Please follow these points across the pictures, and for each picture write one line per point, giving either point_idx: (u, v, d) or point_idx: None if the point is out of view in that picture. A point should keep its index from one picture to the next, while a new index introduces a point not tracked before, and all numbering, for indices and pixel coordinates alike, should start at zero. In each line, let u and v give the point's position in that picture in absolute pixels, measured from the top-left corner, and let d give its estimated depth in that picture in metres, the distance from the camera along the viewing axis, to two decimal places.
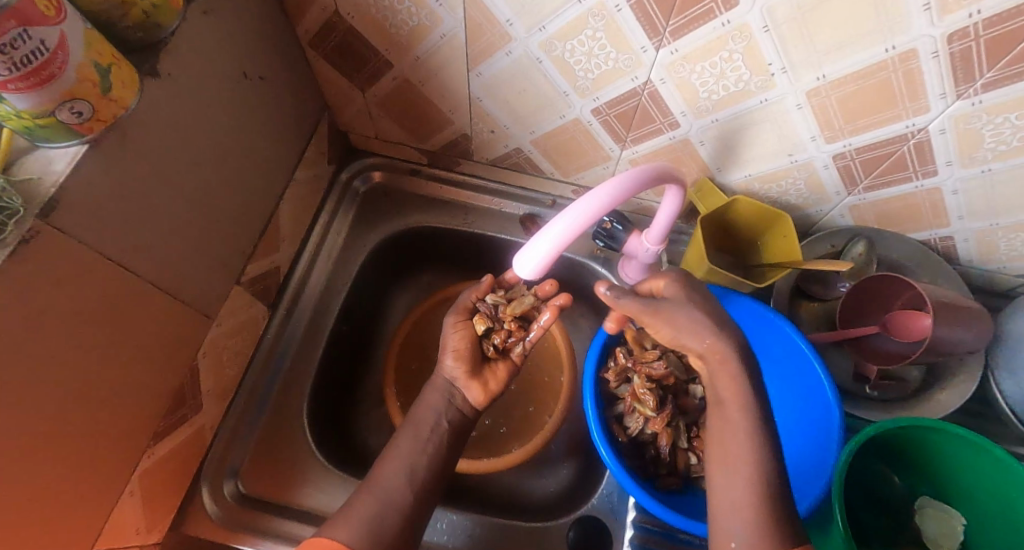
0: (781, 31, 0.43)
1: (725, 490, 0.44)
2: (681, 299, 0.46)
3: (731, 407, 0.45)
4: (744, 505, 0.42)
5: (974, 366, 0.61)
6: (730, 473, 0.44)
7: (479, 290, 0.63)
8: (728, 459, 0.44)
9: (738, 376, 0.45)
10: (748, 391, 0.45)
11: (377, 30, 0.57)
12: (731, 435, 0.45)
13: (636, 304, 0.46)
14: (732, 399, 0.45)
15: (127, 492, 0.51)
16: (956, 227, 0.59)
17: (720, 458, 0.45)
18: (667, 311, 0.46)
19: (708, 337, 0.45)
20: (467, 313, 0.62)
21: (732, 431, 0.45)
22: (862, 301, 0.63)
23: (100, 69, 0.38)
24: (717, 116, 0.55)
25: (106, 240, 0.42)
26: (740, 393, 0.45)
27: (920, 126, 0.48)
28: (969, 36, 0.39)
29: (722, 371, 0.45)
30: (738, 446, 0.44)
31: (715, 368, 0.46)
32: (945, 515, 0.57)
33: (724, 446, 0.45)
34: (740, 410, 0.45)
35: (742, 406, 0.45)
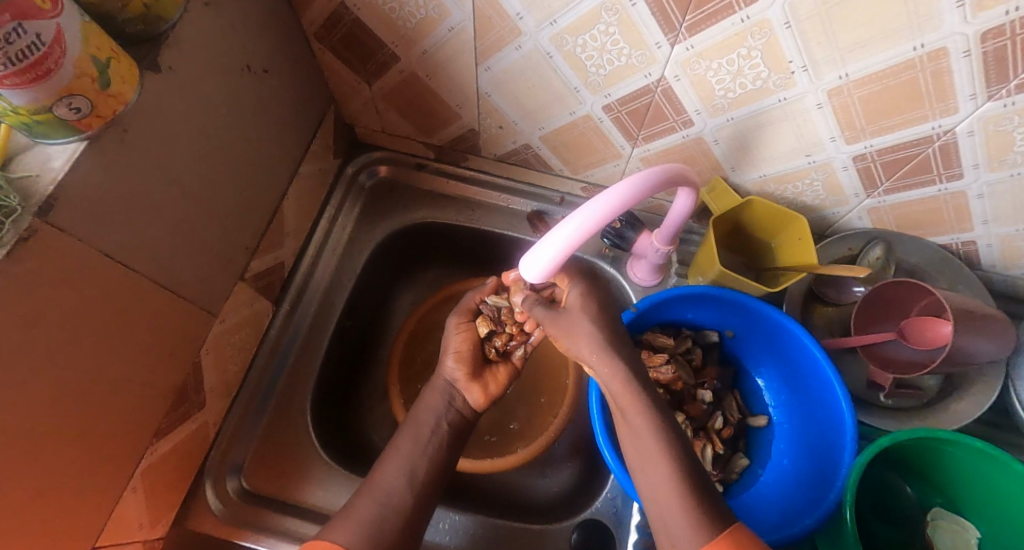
0: (804, 28, 0.42)
1: (656, 495, 0.45)
2: (579, 310, 0.51)
3: (631, 413, 0.47)
4: (679, 509, 0.43)
5: (993, 376, 0.59)
6: (656, 477, 0.45)
7: (484, 291, 0.62)
8: (647, 462, 0.45)
9: (630, 381, 0.47)
10: (643, 397, 0.47)
11: (383, 22, 0.56)
12: (639, 440, 0.46)
13: (544, 312, 0.52)
14: (629, 406, 0.47)
15: (130, 488, 0.51)
16: (980, 232, 0.57)
17: (641, 465, 0.46)
18: (565, 322, 0.51)
19: (595, 350, 0.49)
20: (470, 315, 0.62)
21: (642, 437, 0.46)
22: (878, 306, 0.61)
23: (99, 64, 0.37)
24: (733, 115, 0.53)
25: (107, 237, 0.41)
26: (639, 399, 0.47)
27: (947, 128, 0.46)
28: (1004, 35, 0.37)
29: (615, 381, 0.48)
30: (647, 447, 0.45)
31: (606, 377, 0.48)
32: (957, 527, 0.56)
33: (640, 453, 0.46)
34: (639, 412, 0.46)
35: (642, 410, 0.46)
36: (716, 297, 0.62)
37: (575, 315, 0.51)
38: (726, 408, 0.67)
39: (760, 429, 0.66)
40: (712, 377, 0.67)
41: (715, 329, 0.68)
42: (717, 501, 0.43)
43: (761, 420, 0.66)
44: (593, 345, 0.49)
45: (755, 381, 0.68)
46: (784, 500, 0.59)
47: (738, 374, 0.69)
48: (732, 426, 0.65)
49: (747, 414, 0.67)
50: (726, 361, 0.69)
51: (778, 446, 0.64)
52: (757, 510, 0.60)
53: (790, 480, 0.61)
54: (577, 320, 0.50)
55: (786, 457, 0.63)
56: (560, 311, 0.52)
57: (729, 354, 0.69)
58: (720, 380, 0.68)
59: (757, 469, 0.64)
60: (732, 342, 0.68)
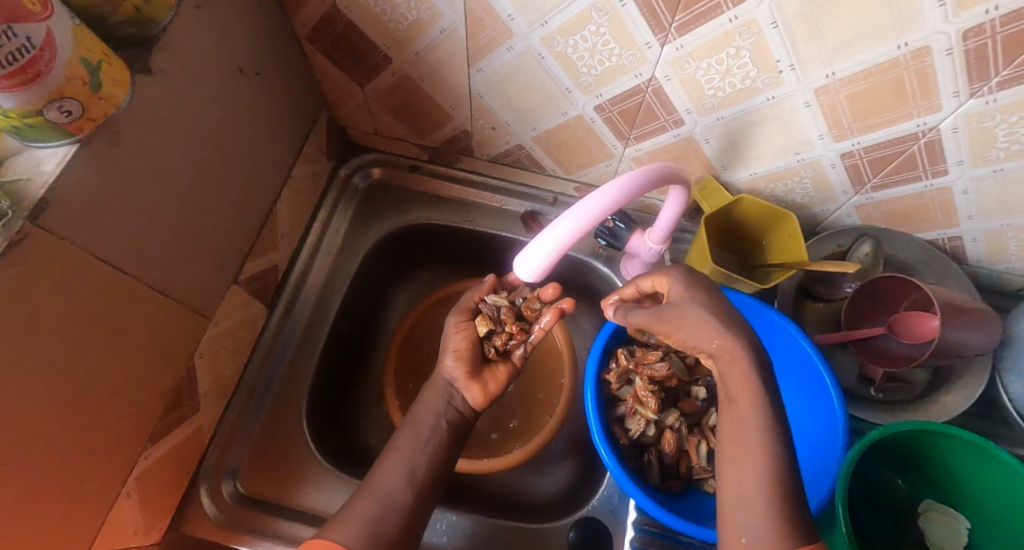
0: (791, 27, 0.42)
1: (740, 490, 0.43)
2: (686, 303, 0.47)
3: (742, 404, 0.44)
4: (758, 508, 0.41)
5: (980, 368, 0.60)
6: (742, 472, 0.43)
7: (482, 290, 0.63)
8: (738, 455, 0.44)
9: (751, 374, 0.44)
10: (759, 389, 0.44)
11: (376, 24, 0.56)
12: (743, 433, 0.44)
13: (646, 315, 0.49)
14: (742, 398, 0.44)
15: (124, 493, 0.51)
16: (966, 227, 0.58)
17: (732, 457, 0.44)
18: (672, 315, 0.47)
19: (716, 336, 0.45)
20: (469, 313, 0.62)
21: (744, 430, 0.44)
22: (868, 301, 0.62)
23: (90, 67, 0.37)
24: (723, 114, 0.53)
25: (98, 241, 0.41)
26: (753, 393, 0.44)
27: (931, 125, 0.47)
28: (984, 33, 0.38)
29: (733, 370, 0.45)
30: (749, 442, 0.43)
31: (727, 365, 0.45)
32: (950, 519, 0.57)
33: (736, 445, 0.44)
34: (752, 407, 0.44)
35: (754, 402, 0.44)
36: None
37: (682, 307, 0.47)
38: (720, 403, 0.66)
39: None
40: (707, 373, 0.67)
41: None
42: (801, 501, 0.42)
43: None
44: (709, 332, 0.45)
45: None
46: None
47: None
48: None
49: None
50: None
51: None
52: None
53: None
54: (687, 312, 0.47)
55: None
56: (664, 305, 0.48)
57: None
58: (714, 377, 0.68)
59: None
60: None
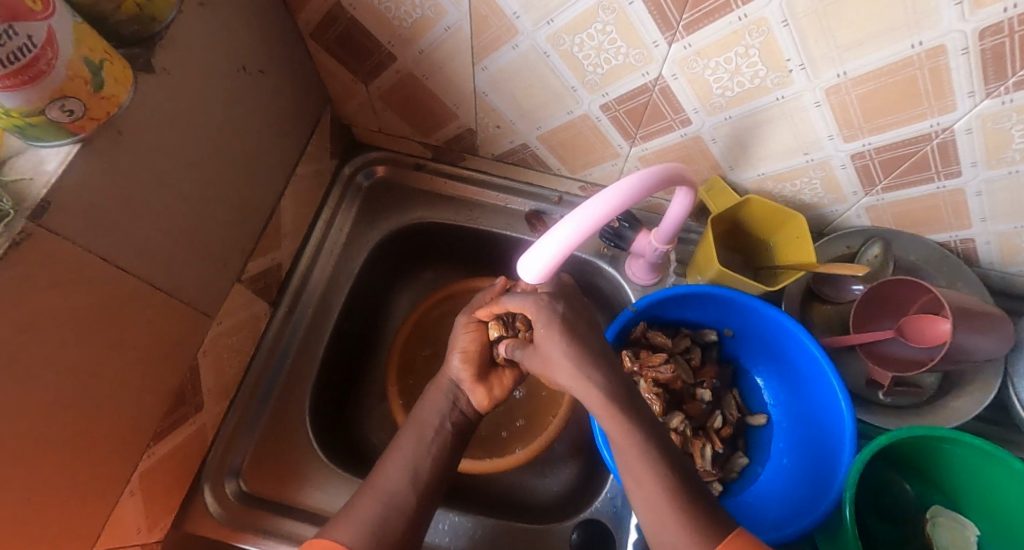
0: (801, 26, 0.41)
1: (648, 510, 0.45)
2: (546, 336, 0.50)
3: (616, 433, 0.47)
4: (674, 525, 0.43)
5: (991, 374, 0.59)
6: (647, 493, 0.45)
7: (494, 292, 0.62)
8: (637, 479, 0.46)
9: (609, 404, 0.47)
10: (624, 416, 0.47)
11: (380, 22, 0.55)
12: (626, 459, 0.46)
13: (521, 355, 0.54)
14: (613, 428, 0.47)
15: (127, 492, 0.51)
16: (978, 229, 0.57)
17: (633, 481, 0.46)
18: (539, 356, 0.51)
19: (573, 371, 0.48)
20: (480, 315, 0.61)
21: (629, 457, 0.46)
22: (877, 304, 0.61)
23: (92, 66, 0.36)
24: (731, 114, 0.53)
25: (101, 239, 0.41)
26: (623, 421, 0.46)
27: (944, 125, 0.46)
28: (1002, 32, 0.37)
29: (596, 403, 0.48)
30: (634, 465, 0.46)
31: (589, 398, 0.48)
32: (957, 526, 0.56)
33: (631, 471, 0.46)
34: (625, 434, 0.46)
35: (627, 430, 0.46)
36: (716, 296, 0.62)
37: (540, 343, 0.51)
38: (725, 407, 0.66)
39: (759, 428, 0.66)
40: (711, 376, 0.67)
41: (714, 327, 0.68)
42: (716, 515, 0.44)
43: (760, 418, 0.66)
44: (568, 370, 0.48)
45: (754, 380, 0.68)
46: (784, 499, 0.59)
47: (737, 373, 0.69)
48: (731, 425, 0.65)
49: (747, 413, 0.67)
50: (724, 360, 0.69)
51: (777, 445, 0.64)
52: (757, 509, 0.60)
53: (790, 479, 0.61)
54: (548, 350, 0.50)
55: (785, 455, 0.63)
56: (530, 343, 0.53)
57: (728, 353, 0.69)
58: (719, 379, 0.68)
59: (756, 468, 0.64)
60: (730, 341, 0.68)
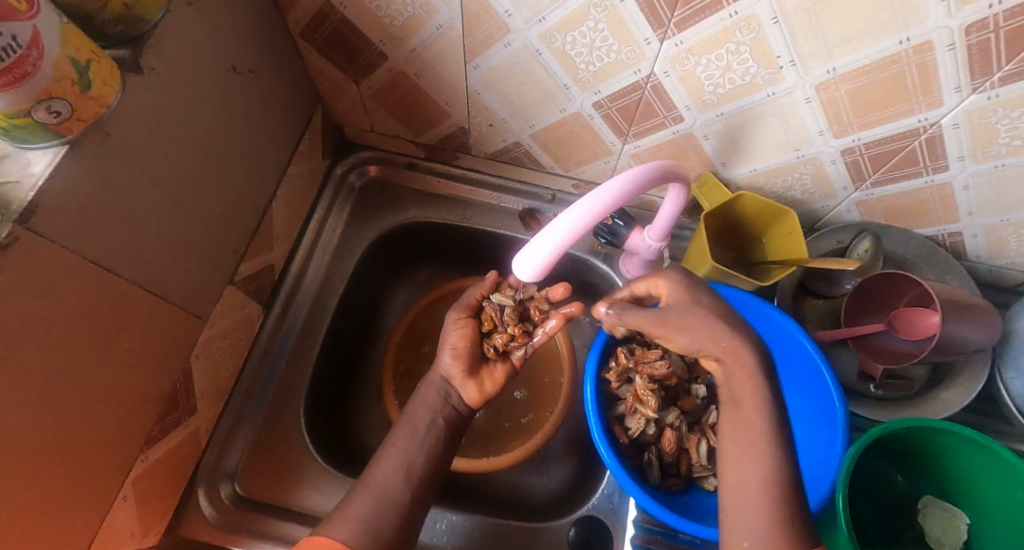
0: (791, 23, 0.42)
1: (741, 490, 0.45)
2: (686, 306, 0.48)
3: (748, 405, 0.47)
4: (754, 512, 0.44)
5: (980, 365, 0.60)
6: (742, 474, 0.46)
7: (483, 288, 0.63)
8: (737, 455, 0.46)
9: (754, 375, 0.47)
10: (762, 390, 0.47)
11: (370, 20, 0.55)
12: (745, 434, 0.46)
13: (646, 317, 0.48)
14: (745, 395, 0.47)
15: (121, 497, 0.50)
16: (965, 223, 0.58)
17: (731, 457, 0.47)
18: (676, 319, 0.48)
19: (718, 338, 0.47)
20: (470, 311, 0.62)
21: (753, 429, 0.46)
22: (868, 297, 0.62)
23: (79, 66, 0.36)
24: (723, 111, 0.53)
25: (89, 244, 0.40)
26: (755, 396, 0.47)
27: (932, 121, 0.47)
28: (988, 28, 0.38)
29: (738, 372, 0.47)
30: (744, 442, 0.46)
31: (731, 365, 0.48)
32: (948, 515, 0.57)
33: (738, 445, 0.46)
34: (754, 405, 0.46)
35: (759, 402, 0.46)
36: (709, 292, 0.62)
37: (684, 310, 0.48)
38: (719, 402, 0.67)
39: None
40: (706, 372, 0.67)
41: None
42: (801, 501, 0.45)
43: None
44: (708, 334, 0.47)
45: None
46: None
47: None
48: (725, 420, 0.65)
49: None
50: None
51: None
52: None
53: None
54: (695, 317, 0.48)
55: None
56: (664, 310, 0.48)
57: None
58: None
59: None
60: None
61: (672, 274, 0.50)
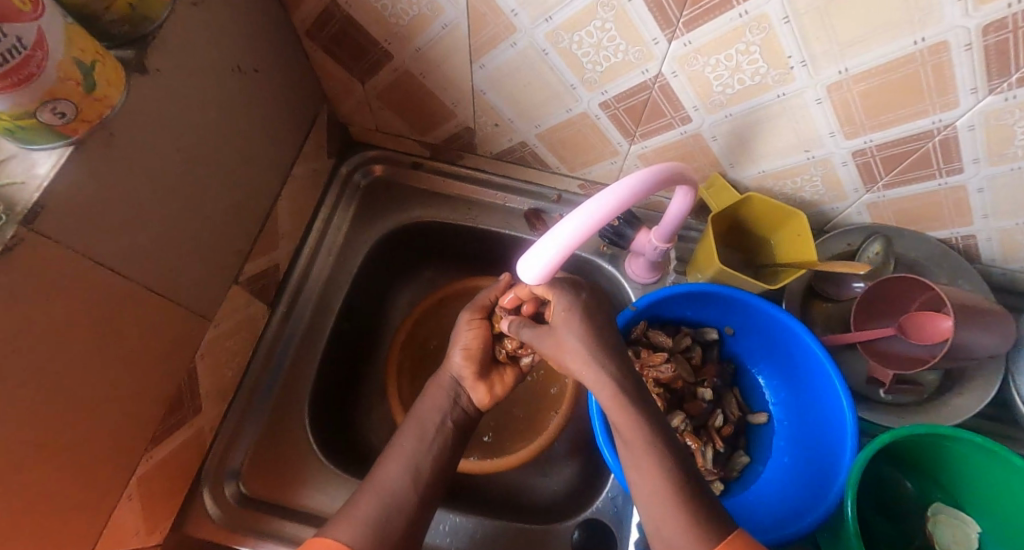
0: (802, 23, 0.41)
1: (651, 504, 0.44)
2: (563, 325, 0.51)
3: (624, 426, 0.46)
4: (668, 516, 0.43)
5: (992, 371, 0.59)
6: (649, 487, 0.45)
7: (497, 290, 0.63)
8: (637, 472, 0.46)
9: (619, 393, 0.47)
10: (634, 410, 0.47)
11: (376, 20, 0.55)
12: (634, 450, 0.46)
13: (532, 333, 0.53)
14: (624, 421, 0.47)
15: (126, 497, 0.50)
16: (980, 226, 0.57)
17: (635, 473, 0.46)
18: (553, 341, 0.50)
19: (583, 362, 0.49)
20: (484, 312, 0.62)
21: (635, 445, 0.46)
22: (880, 300, 0.61)
23: (83, 67, 0.36)
24: (732, 111, 0.52)
25: (94, 244, 0.40)
26: (634, 419, 0.46)
27: (947, 122, 0.46)
28: (1006, 28, 0.37)
29: (608, 396, 0.48)
30: (638, 458, 0.46)
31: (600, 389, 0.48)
32: (957, 522, 0.56)
33: (636, 466, 0.46)
34: (634, 426, 0.46)
35: (636, 424, 0.46)
36: (717, 295, 0.61)
37: (558, 331, 0.51)
38: (726, 405, 0.66)
39: (760, 426, 0.66)
40: (712, 375, 0.67)
41: (715, 326, 0.67)
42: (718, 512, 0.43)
43: (761, 417, 0.66)
44: (580, 356, 0.49)
45: (755, 379, 0.68)
46: (783, 497, 0.59)
47: (738, 372, 0.69)
48: (732, 424, 0.65)
49: (748, 411, 0.67)
50: (725, 359, 0.70)
51: (778, 443, 0.64)
52: (758, 508, 0.61)
53: (791, 478, 0.60)
54: (563, 336, 0.50)
55: (787, 454, 0.63)
56: (545, 327, 0.52)
57: (729, 351, 0.69)
58: (720, 378, 0.68)
59: (758, 466, 0.64)
60: (731, 339, 0.68)
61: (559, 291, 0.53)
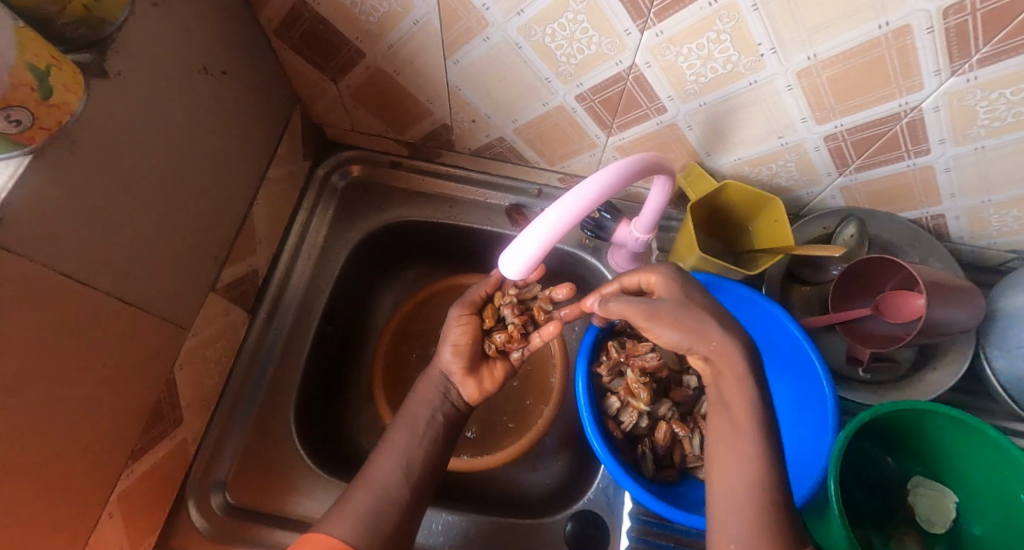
0: (770, 10, 0.41)
1: (729, 492, 0.43)
2: (682, 299, 0.48)
3: (737, 409, 0.44)
4: (748, 508, 0.41)
5: (965, 346, 0.61)
6: (730, 475, 0.43)
7: (488, 285, 0.62)
8: (726, 456, 0.44)
9: (746, 374, 0.45)
10: (753, 392, 0.45)
11: (346, 17, 0.54)
12: (733, 436, 0.44)
13: (633, 307, 0.49)
14: (736, 400, 0.45)
15: (107, 513, 0.49)
16: (948, 205, 0.58)
17: (720, 457, 0.45)
18: (664, 313, 0.48)
19: (705, 341, 0.46)
20: (473, 307, 0.62)
21: (738, 431, 0.44)
22: (855, 281, 0.62)
23: (38, 72, 0.35)
24: (705, 100, 0.53)
25: (59, 256, 0.39)
26: (746, 399, 0.44)
27: (913, 104, 0.47)
28: (964, 11, 0.38)
29: (730, 378, 0.45)
30: (738, 442, 0.44)
31: (722, 369, 0.46)
32: (937, 494, 0.57)
33: (726, 449, 0.44)
34: (746, 409, 0.44)
35: (746, 405, 0.44)
36: (698, 282, 0.62)
37: (684, 304, 0.48)
38: None
39: None
40: None
41: None
42: (789, 498, 0.42)
43: None
44: (689, 332, 0.46)
45: None
46: None
47: None
48: None
49: None
50: None
51: None
52: None
53: None
54: (679, 309, 0.47)
55: None
56: (648, 302, 0.49)
57: None
58: None
59: None
60: None
61: (664, 269, 0.51)
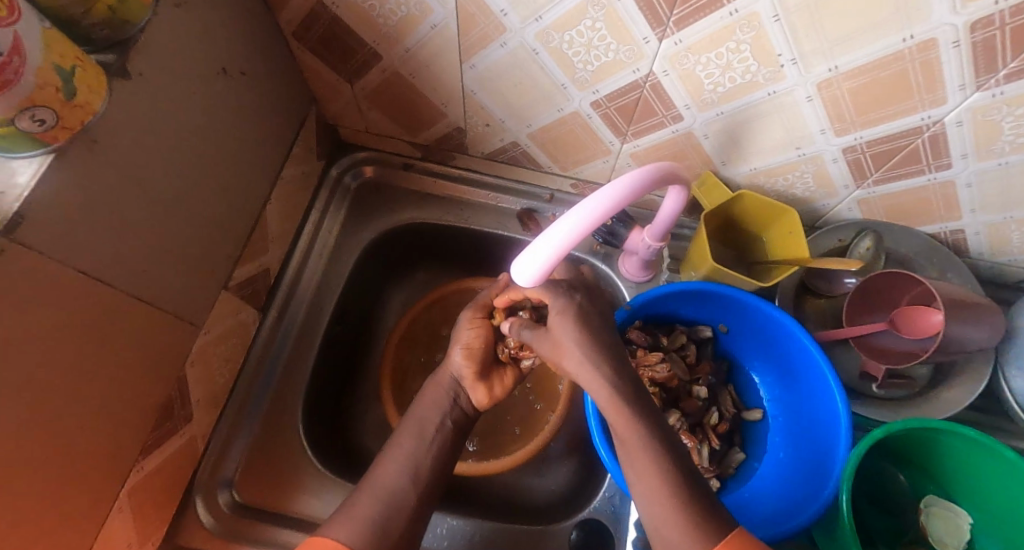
0: (793, 20, 0.41)
1: (650, 506, 0.44)
2: (557, 323, 0.50)
3: (626, 430, 0.46)
4: (670, 521, 0.42)
5: (982, 363, 0.60)
6: (645, 489, 0.44)
7: (496, 289, 0.62)
8: (636, 473, 0.45)
9: (618, 399, 0.47)
10: (631, 412, 0.46)
11: (363, 20, 0.54)
12: (633, 455, 0.46)
13: (532, 337, 0.53)
14: (620, 423, 0.46)
15: (116, 509, 0.49)
16: (968, 220, 0.57)
17: (634, 476, 0.46)
18: (552, 339, 0.50)
19: (585, 367, 0.48)
20: (485, 311, 0.61)
21: (635, 450, 0.46)
22: (871, 296, 0.61)
23: (62, 72, 0.35)
24: (723, 109, 0.52)
25: (78, 253, 0.40)
26: (631, 420, 0.46)
27: (935, 118, 0.46)
28: (993, 25, 0.37)
29: (613, 403, 0.47)
30: (638, 460, 0.45)
31: (598, 394, 0.47)
32: (950, 513, 0.56)
33: (635, 468, 0.45)
34: (635, 430, 0.46)
35: (633, 426, 0.46)
36: (709, 293, 0.61)
37: (554, 331, 0.50)
38: (721, 402, 0.67)
39: (755, 422, 0.67)
40: (707, 372, 0.67)
41: (708, 324, 0.68)
42: (716, 507, 0.44)
43: (756, 413, 0.66)
44: (578, 358, 0.48)
45: (750, 376, 0.69)
46: (778, 492, 0.60)
47: (732, 368, 0.69)
48: (727, 421, 0.66)
49: (742, 408, 0.67)
50: (720, 356, 0.70)
51: (773, 439, 0.64)
52: (752, 506, 0.61)
53: (787, 473, 0.61)
54: (560, 336, 0.50)
55: (781, 450, 0.63)
56: (543, 330, 0.52)
57: (723, 349, 0.70)
58: (715, 375, 0.68)
59: (753, 463, 0.64)
60: (725, 336, 0.68)
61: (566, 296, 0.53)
